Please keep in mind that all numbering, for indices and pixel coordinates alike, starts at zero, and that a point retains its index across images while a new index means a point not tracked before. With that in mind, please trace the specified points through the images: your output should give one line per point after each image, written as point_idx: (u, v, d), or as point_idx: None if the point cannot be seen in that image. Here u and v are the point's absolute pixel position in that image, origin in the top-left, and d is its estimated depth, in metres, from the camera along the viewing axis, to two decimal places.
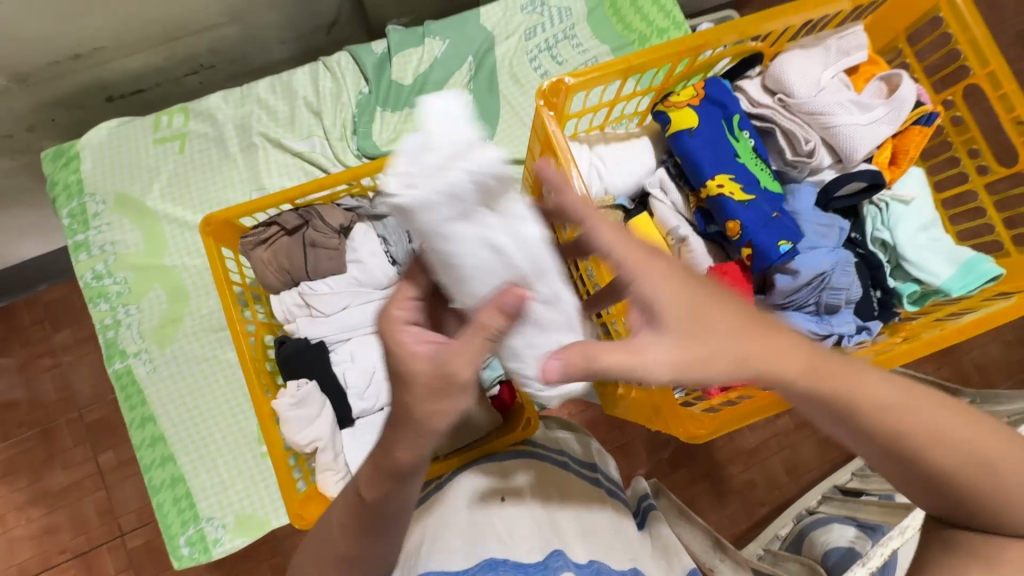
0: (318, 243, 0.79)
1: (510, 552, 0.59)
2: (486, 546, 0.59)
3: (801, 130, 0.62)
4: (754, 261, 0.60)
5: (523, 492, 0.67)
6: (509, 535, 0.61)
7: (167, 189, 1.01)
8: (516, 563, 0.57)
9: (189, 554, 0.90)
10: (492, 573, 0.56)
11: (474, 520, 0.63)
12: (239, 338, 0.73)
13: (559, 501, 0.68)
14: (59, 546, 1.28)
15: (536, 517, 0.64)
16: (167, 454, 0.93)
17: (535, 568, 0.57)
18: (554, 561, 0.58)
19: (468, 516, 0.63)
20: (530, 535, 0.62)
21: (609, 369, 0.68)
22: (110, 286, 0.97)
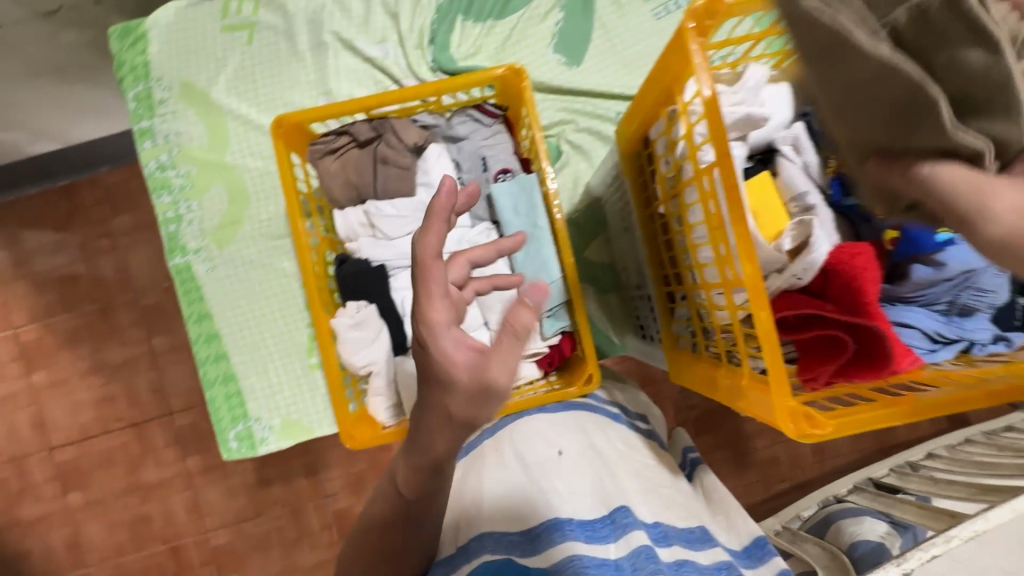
0: (389, 160, 0.74)
1: (575, 511, 0.55)
2: (549, 501, 0.56)
3: None
4: (898, 246, 0.60)
5: (583, 451, 0.63)
6: (570, 492, 0.57)
7: (232, 83, 0.96)
8: (583, 522, 0.54)
9: (237, 447, 0.95)
10: (560, 532, 0.53)
11: (536, 474, 0.60)
12: (302, 251, 0.70)
13: (618, 459, 0.64)
14: (115, 415, 1.37)
15: (601, 474, 0.60)
16: (220, 352, 0.95)
17: (601, 525, 0.55)
18: (621, 518, 0.55)
19: (526, 472, 0.60)
20: (590, 490, 0.58)
21: (686, 336, 0.63)
22: (173, 179, 0.95)
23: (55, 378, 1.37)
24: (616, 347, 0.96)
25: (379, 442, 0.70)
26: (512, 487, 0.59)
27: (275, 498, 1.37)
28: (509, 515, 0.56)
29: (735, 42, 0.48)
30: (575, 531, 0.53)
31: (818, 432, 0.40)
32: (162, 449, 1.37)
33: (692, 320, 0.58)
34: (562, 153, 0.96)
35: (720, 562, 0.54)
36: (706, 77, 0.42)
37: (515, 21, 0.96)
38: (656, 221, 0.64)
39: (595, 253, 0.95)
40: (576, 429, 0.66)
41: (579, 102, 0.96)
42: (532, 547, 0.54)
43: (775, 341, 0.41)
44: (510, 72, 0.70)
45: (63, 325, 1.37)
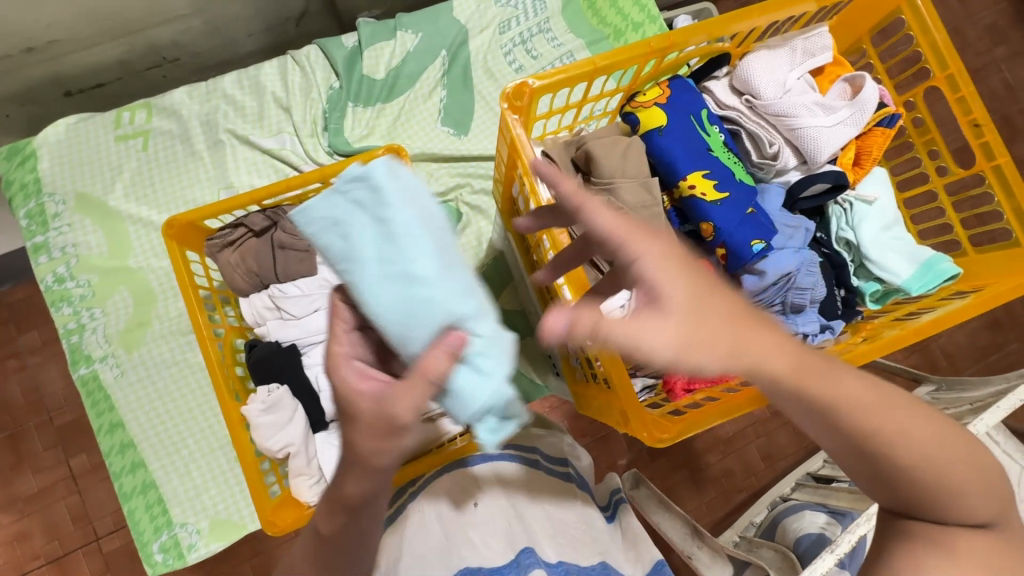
0: (286, 245, 0.78)
1: (484, 559, 0.63)
2: (464, 555, 0.63)
3: (766, 134, 0.63)
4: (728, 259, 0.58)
5: (497, 501, 0.68)
6: (482, 543, 0.64)
7: (130, 188, 0.97)
8: (491, 568, 0.62)
9: (163, 560, 0.89)
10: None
11: (453, 532, 0.65)
12: (205, 343, 0.71)
13: (531, 503, 0.70)
14: (31, 552, 1.25)
15: (513, 524, 0.67)
16: (136, 460, 0.91)
17: (507, 569, 0.62)
18: (524, 560, 0.62)
19: (444, 530, 0.66)
20: (501, 539, 0.65)
21: (581, 369, 0.67)
22: (73, 289, 0.94)
23: None
24: (540, 388, 1.01)
25: (305, 522, 0.69)
26: (432, 549, 0.64)
27: None
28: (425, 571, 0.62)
29: (558, 111, 0.57)
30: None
31: (662, 437, 0.48)
32: None
33: (577, 353, 0.64)
34: (462, 215, 1.03)
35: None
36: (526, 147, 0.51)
37: (402, 102, 1.05)
38: (536, 268, 0.70)
39: (507, 302, 1.01)
40: (495, 480, 0.70)
41: (471, 166, 1.05)
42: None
43: (619, 360, 0.48)
44: (389, 152, 0.77)
45: None
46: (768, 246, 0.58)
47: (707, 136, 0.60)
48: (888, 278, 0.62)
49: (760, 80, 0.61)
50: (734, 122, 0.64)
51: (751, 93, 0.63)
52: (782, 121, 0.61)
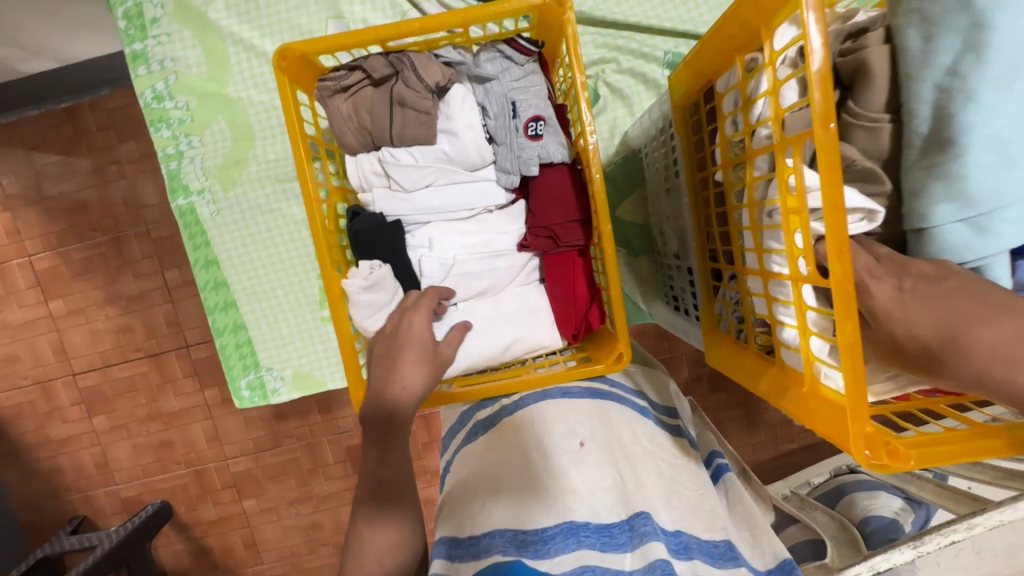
0: (407, 103, 0.65)
1: (590, 513, 0.54)
2: (566, 503, 0.54)
3: None
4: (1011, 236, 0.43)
5: (604, 446, 0.60)
6: (591, 492, 0.55)
7: (232, 1, 0.85)
8: (599, 527, 0.53)
9: (250, 396, 0.93)
10: (574, 539, 0.51)
11: (554, 469, 0.57)
12: (311, 203, 0.64)
13: (640, 458, 0.61)
14: (133, 345, 1.37)
15: (623, 475, 0.58)
16: (229, 299, 0.91)
17: (618, 531, 0.53)
18: (639, 526, 0.52)
19: (543, 461, 0.58)
20: (610, 491, 0.56)
21: (732, 320, 0.56)
22: (172, 111, 0.87)
23: (73, 307, 1.36)
24: (642, 313, 0.92)
25: None
26: (529, 479, 0.57)
27: (291, 432, 1.39)
28: (521, 508, 0.55)
29: None
30: (589, 541, 0.52)
31: (897, 463, 0.34)
32: (181, 380, 1.38)
33: (743, 306, 0.52)
34: (598, 97, 0.86)
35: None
36: (816, 21, 0.34)
37: None
38: (709, 188, 0.56)
39: (627, 212, 0.88)
40: (598, 419, 0.62)
41: (622, 37, 0.84)
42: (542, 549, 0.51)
43: (858, 355, 0.35)
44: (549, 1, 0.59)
45: (76, 254, 1.34)
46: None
47: None
48: None
49: None
50: None
51: None
52: None
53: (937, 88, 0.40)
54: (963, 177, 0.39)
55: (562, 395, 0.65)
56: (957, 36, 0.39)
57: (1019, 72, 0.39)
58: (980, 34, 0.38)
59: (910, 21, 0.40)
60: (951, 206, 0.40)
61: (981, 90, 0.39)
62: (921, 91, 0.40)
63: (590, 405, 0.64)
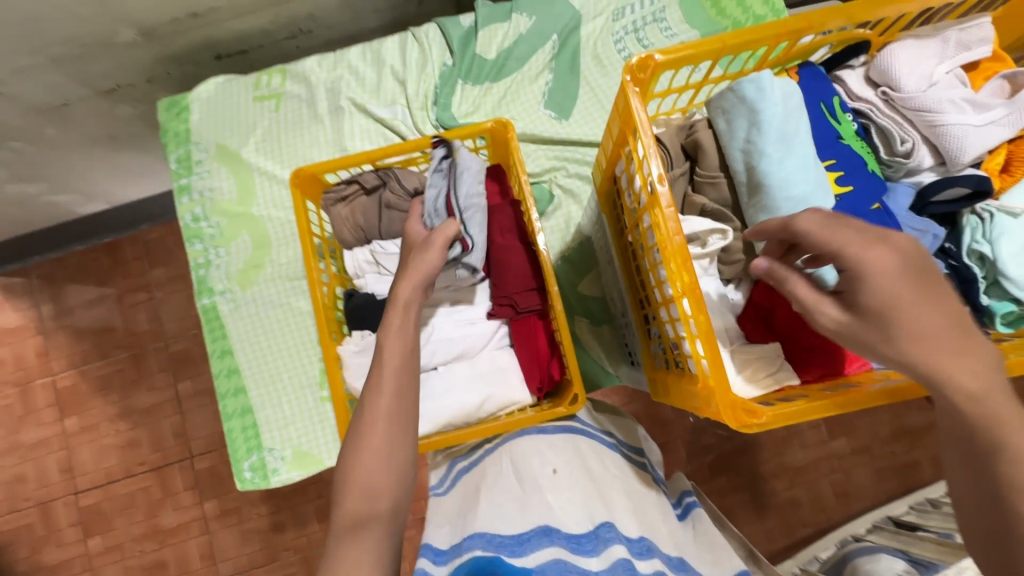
0: (393, 205, 0.83)
1: (562, 522, 0.59)
2: (541, 514, 0.60)
3: (898, 131, 0.60)
4: None
5: (577, 471, 0.67)
6: (561, 507, 0.61)
7: (260, 144, 1.09)
8: (569, 534, 0.58)
9: (251, 478, 0.99)
10: (547, 539, 0.56)
11: (530, 489, 0.63)
12: (314, 287, 0.78)
13: (608, 481, 0.68)
14: (139, 458, 1.43)
15: (588, 492, 0.64)
16: (239, 386, 1.02)
17: (586, 539, 0.58)
18: (603, 533, 0.58)
19: (521, 485, 0.65)
20: (578, 508, 0.62)
21: (661, 354, 0.67)
22: (205, 229, 1.06)
23: (86, 424, 1.45)
24: (611, 376, 1.02)
25: None
26: (509, 499, 0.63)
27: (288, 543, 1.38)
28: (496, 521, 0.59)
29: (676, 91, 0.57)
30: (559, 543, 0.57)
31: (755, 421, 0.46)
32: (181, 493, 1.42)
33: (662, 338, 0.63)
34: (553, 197, 1.05)
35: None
36: (644, 122, 0.52)
37: (509, 83, 1.09)
38: (628, 250, 0.71)
39: (587, 287, 1.02)
40: (572, 451, 0.70)
41: (568, 151, 1.06)
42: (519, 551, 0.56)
43: (714, 341, 0.49)
44: (497, 125, 0.80)
45: (97, 371, 1.47)
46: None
47: (839, 124, 0.60)
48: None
49: (903, 71, 0.58)
50: (866, 116, 0.62)
51: (890, 87, 0.60)
52: (922, 116, 0.58)
53: (743, 154, 0.57)
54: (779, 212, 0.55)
55: (538, 431, 0.74)
56: (746, 121, 0.56)
57: (792, 137, 0.55)
58: (757, 116, 0.55)
59: (717, 113, 0.58)
60: (778, 231, 0.55)
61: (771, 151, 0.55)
62: (734, 156, 0.58)
63: (563, 438, 0.72)
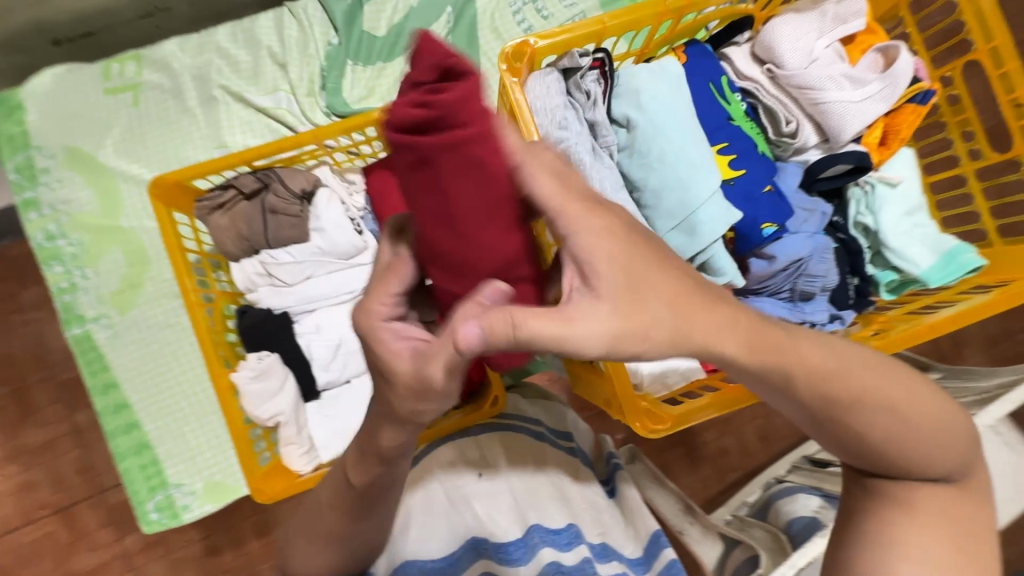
0: (279, 210, 0.74)
1: (490, 532, 0.62)
2: (468, 527, 0.63)
3: (784, 111, 0.62)
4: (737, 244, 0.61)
5: (502, 472, 0.66)
6: (488, 519, 0.63)
7: (121, 145, 0.94)
8: (497, 543, 0.62)
9: (159, 519, 0.90)
10: (476, 550, 0.62)
11: (456, 504, 0.64)
12: (193, 308, 0.69)
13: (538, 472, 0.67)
14: (38, 503, 1.26)
15: (517, 495, 0.65)
16: (131, 421, 0.91)
17: (514, 548, 0.61)
18: (530, 538, 0.62)
19: (447, 499, 0.64)
20: (507, 513, 0.64)
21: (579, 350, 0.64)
22: (64, 248, 0.92)
23: None
24: (538, 363, 0.99)
25: (293, 491, 0.68)
26: (435, 516, 0.63)
27: (227, 565, 1.29)
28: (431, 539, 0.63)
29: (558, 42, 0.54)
30: (485, 552, 0.62)
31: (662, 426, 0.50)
32: (95, 532, 1.28)
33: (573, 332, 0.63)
34: None
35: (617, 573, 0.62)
36: (522, 112, 0.49)
37: (404, 62, 1.00)
38: (536, 240, 0.69)
39: None
40: (500, 449, 0.68)
41: None
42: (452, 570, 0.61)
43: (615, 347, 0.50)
44: (387, 114, 0.73)
45: None
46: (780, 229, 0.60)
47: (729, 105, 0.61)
48: (907, 267, 0.61)
49: (785, 50, 0.60)
50: (753, 95, 0.63)
51: (775, 63, 0.61)
52: (805, 94, 0.60)
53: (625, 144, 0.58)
54: (660, 203, 0.57)
55: (461, 434, 0.69)
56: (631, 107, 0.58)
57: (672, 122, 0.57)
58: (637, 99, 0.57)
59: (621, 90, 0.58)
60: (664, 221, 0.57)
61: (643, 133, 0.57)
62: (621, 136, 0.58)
63: (489, 439, 0.68)
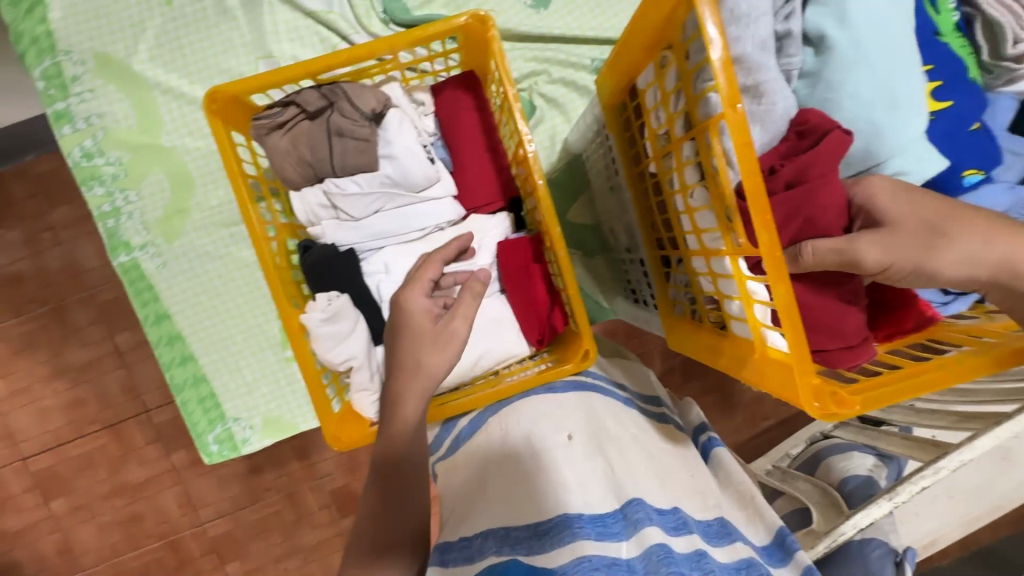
0: (345, 132, 0.65)
1: (583, 504, 0.49)
2: (554, 497, 0.50)
3: None
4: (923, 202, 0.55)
5: (590, 435, 0.56)
6: (578, 484, 0.51)
7: (156, 51, 0.84)
8: (591, 517, 0.48)
9: (219, 450, 0.90)
10: (568, 528, 0.47)
11: (540, 463, 0.53)
12: (259, 241, 0.62)
13: (629, 441, 0.58)
14: (87, 418, 1.22)
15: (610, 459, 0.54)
16: (185, 353, 0.88)
17: (612, 520, 0.49)
18: (632, 513, 0.49)
19: (527, 455, 0.54)
20: (601, 483, 0.52)
21: (684, 301, 0.59)
22: (103, 167, 0.84)
23: (15, 387, 1.20)
24: (606, 312, 0.93)
25: (369, 440, 0.65)
26: (516, 478, 0.53)
27: (268, 484, 1.25)
28: (518, 506, 0.51)
29: None
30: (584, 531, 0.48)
31: (842, 407, 0.41)
32: (143, 448, 1.23)
33: (691, 286, 0.55)
34: (535, 109, 0.89)
35: (741, 560, 0.49)
36: (709, 10, 0.37)
37: None
38: (646, 179, 0.59)
39: (577, 216, 0.90)
40: (581, 412, 0.59)
41: (550, 50, 0.88)
42: (539, 543, 0.48)
43: (796, 317, 0.40)
44: (473, 20, 0.61)
45: (13, 331, 1.19)
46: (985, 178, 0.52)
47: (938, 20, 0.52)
48: None
49: None
50: None
51: None
52: None
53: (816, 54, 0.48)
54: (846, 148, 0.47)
55: (545, 391, 0.63)
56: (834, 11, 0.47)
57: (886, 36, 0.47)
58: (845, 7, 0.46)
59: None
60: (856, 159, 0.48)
61: (840, 59, 0.47)
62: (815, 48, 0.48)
63: (573, 399, 0.61)
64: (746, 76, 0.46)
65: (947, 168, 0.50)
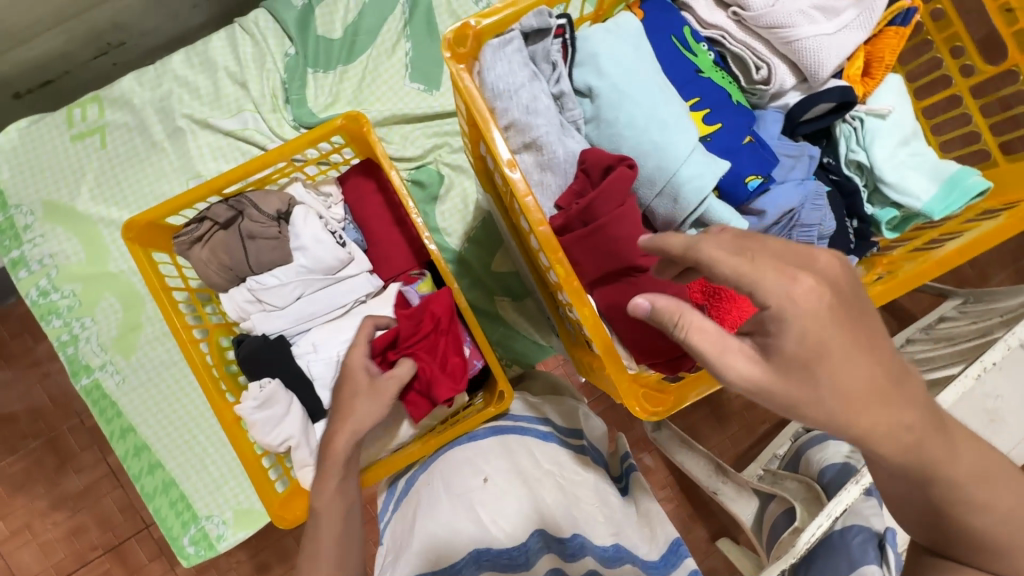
0: (255, 234, 0.73)
1: (491, 541, 0.60)
2: (468, 539, 0.60)
3: (755, 56, 0.63)
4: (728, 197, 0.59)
5: (507, 475, 0.64)
6: (489, 524, 0.60)
7: (96, 190, 0.94)
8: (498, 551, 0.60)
9: (195, 552, 0.92)
10: (476, 564, 0.59)
11: (459, 508, 0.61)
12: (187, 347, 0.68)
13: (545, 477, 0.65)
14: (89, 544, 1.23)
15: (523, 497, 0.63)
16: (153, 462, 0.92)
17: (517, 553, 0.60)
18: (533, 545, 0.60)
19: (449, 501, 0.62)
20: (513, 518, 0.61)
21: (575, 333, 0.63)
22: (59, 301, 0.92)
23: (15, 525, 1.22)
24: (546, 350, 0.97)
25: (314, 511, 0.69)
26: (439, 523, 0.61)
27: None
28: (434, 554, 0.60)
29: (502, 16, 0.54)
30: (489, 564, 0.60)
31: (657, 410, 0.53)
32: (148, 565, 1.23)
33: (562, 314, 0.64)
34: (443, 176, 0.97)
35: None
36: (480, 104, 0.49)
37: (365, 61, 0.97)
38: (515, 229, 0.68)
39: (500, 264, 0.96)
40: (504, 454, 0.66)
41: (447, 124, 0.98)
42: None
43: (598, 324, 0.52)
44: (348, 120, 0.71)
45: (11, 469, 1.22)
46: (766, 181, 0.59)
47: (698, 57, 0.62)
48: (910, 200, 0.64)
49: None
50: (719, 44, 0.65)
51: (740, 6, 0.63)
52: (776, 34, 0.61)
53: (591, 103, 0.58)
54: (642, 168, 0.56)
55: (469, 439, 0.69)
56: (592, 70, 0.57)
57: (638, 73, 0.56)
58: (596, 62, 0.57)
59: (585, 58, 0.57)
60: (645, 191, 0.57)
61: (606, 100, 0.57)
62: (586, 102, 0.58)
63: (495, 444, 0.68)
64: (523, 135, 0.56)
65: (728, 175, 0.58)
